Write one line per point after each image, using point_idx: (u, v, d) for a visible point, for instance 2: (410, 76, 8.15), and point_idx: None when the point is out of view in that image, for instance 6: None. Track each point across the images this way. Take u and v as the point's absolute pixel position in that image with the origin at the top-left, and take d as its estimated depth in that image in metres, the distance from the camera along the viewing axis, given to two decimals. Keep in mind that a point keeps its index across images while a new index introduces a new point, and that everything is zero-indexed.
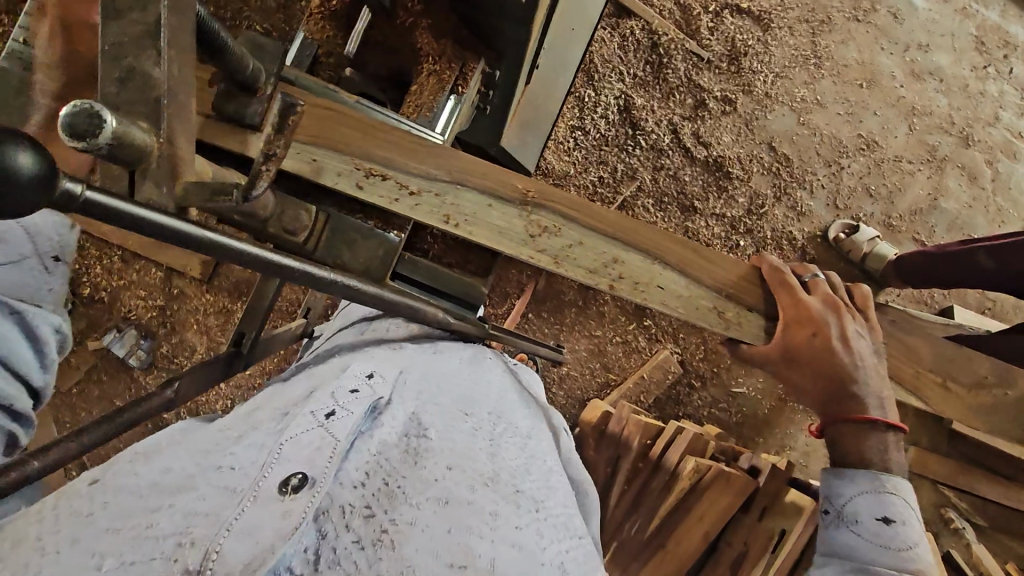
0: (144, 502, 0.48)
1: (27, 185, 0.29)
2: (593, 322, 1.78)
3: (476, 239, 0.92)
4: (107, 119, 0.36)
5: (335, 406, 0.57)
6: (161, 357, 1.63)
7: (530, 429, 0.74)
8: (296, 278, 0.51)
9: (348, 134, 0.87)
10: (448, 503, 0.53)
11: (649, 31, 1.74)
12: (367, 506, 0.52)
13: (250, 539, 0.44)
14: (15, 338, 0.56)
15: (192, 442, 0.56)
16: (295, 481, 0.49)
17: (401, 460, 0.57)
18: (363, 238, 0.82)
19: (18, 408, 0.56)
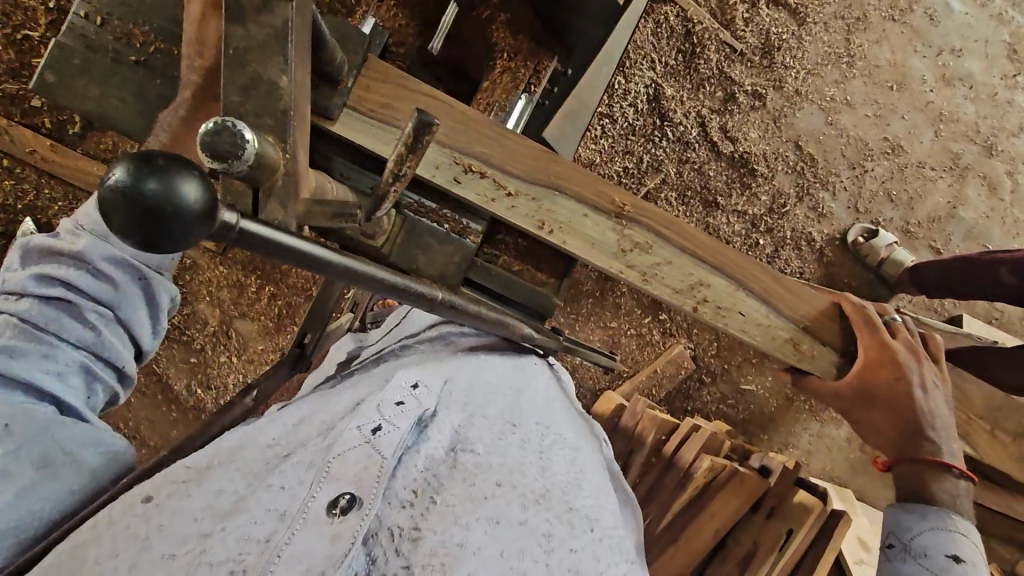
0: (198, 525, 0.45)
1: (194, 220, 0.29)
2: (609, 313, 1.72)
3: (568, 249, 0.97)
4: (249, 137, 0.38)
5: (382, 420, 0.53)
6: (172, 331, 1.55)
7: (573, 435, 0.71)
8: (412, 298, 0.50)
9: (453, 129, 0.89)
10: (499, 523, 0.50)
11: (683, 18, 1.60)
12: (416, 527, 0.47)
13: (300, 566, 0.42)
14: (140, 306, 0.60)
15: (241, 455, 0.52)
16: (344, 502, 0.46)
17: (447, 474, 0.52)
18: (439, 243, 0.87)
19: (128, 370, 0.61)
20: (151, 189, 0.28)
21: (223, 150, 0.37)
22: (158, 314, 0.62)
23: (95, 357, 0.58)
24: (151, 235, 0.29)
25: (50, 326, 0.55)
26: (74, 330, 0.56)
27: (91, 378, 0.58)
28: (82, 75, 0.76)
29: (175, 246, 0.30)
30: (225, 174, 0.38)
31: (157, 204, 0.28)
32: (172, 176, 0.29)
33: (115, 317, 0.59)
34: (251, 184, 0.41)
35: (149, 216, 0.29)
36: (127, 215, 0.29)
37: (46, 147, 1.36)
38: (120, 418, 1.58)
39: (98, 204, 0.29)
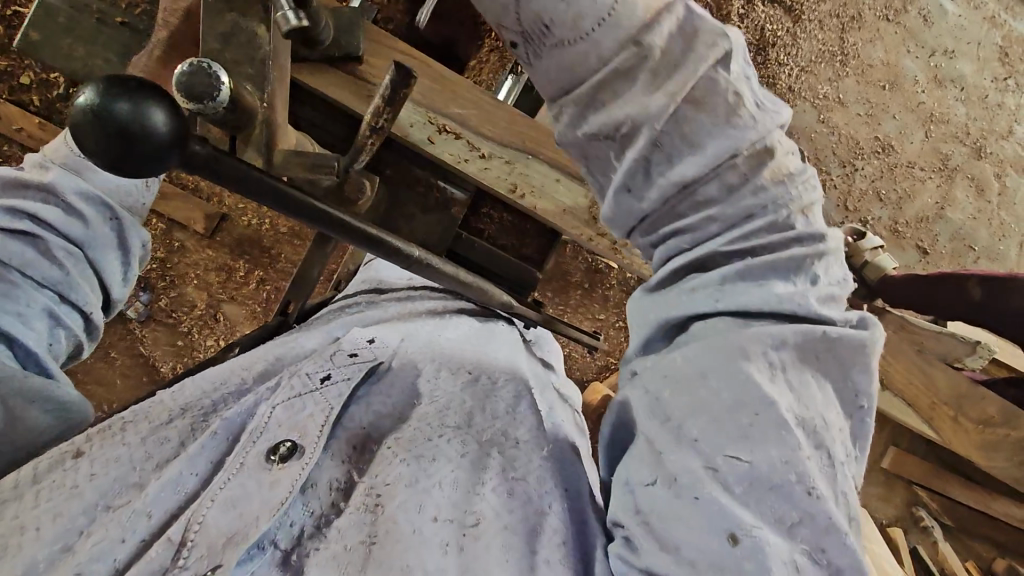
0: (136, 474, 0.54)
1: (160, 148, 0.29)
2: (598, 304, 1.67)
3: (540, 214, 0.96)
4: (224, 79, 0.37)
5: (331, 369, 0.61)
6: (158, 313, 1.54)
7: (539, 377, 0.74)
8: (386, 253, 0.48)
9: (430, 91, 0.93)
10: (437, 461, 0.56)
11: None
12: (349, 479, 0.56)
13: (232, 511, 0.52)
14: (111, 246, 0.66)
15: (190, 406, 0.59)
16: (284, 450, 0.54)
17: (390, 425, 0.60)
18: (420, 211, 0.86)
19: (95, 315, 0.67)
20: (122, 109, 0.28)
21: (199, 91, 0.36)
22: (127, 258, 0.68)
23: (60, 299, 0.63)
24: (118, 154, 0.29)
25: (15, 263, 0.60)
26: (42, 269, 0.62)
27: (55, 322, 0.63)
28: (65, 34, 0.80)
29: (146, 168, 0.30)
30: (201, 115, 0.37)
31: (123, 124, 0.28)
32: (143, 102, 0.29)
33: (84, 255, 0.64)
34: (229, 130, 0.40)
35: (119, 135, 0.28)
36: (98, 134, 0.29)
37: (33, 124, 1.34)
38: (103, 401, 1.55)
39: (68, 125, 0.29)
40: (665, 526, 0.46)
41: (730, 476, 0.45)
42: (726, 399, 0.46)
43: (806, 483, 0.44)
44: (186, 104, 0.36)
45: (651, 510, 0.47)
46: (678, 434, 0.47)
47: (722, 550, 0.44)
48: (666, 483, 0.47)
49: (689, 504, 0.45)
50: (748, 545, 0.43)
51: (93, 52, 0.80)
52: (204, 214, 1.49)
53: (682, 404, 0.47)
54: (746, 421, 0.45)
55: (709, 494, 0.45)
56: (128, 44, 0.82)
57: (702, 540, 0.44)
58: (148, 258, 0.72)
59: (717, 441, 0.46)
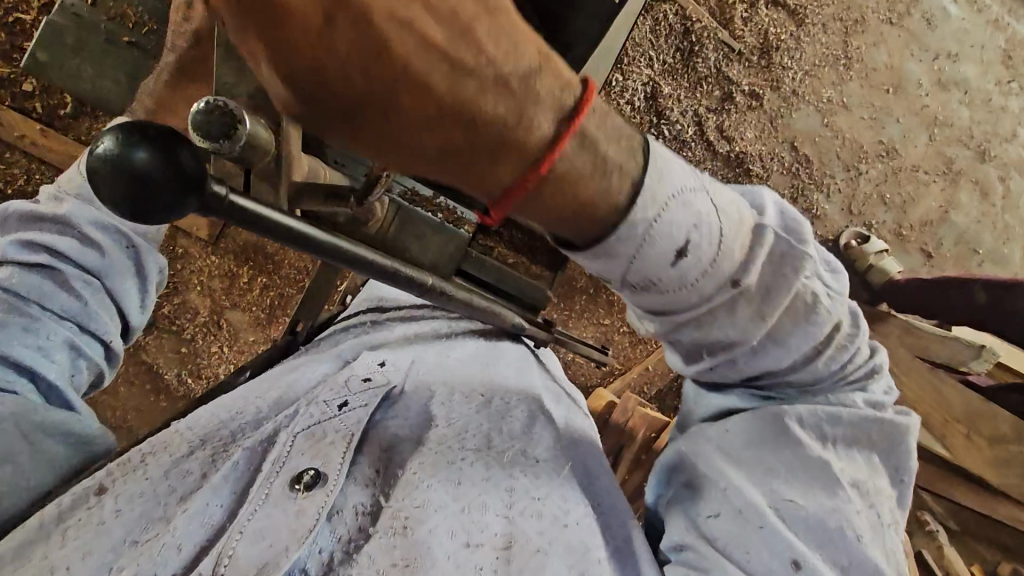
0: (162, 509, 0.55)
1: (180, 194, 0.29)
2: (602, 309, 1.66)
3: (550, 229, 0.99)
4: (239, 116, 0.36)
5: (347, 396, 0.62)
6: (163, 320, 1.53)
7: (554, 386, 0.74)
8: (407, 282, 0.48)
9: None
10: (460, 484, 0.56)
11: (682, 16, 1.60)
12: (375, 503, 0.56)
13: (261, 543, 0.52)
14: (128, 274, 0.66)
15: (209, 437, 0.60)
16: (308, 479, 0.54)
17: (410, 448, 0.60)
18: (432, 231, 0.84)
19: (115, 343, 0.67)
20: (140, 159, 0.28)
21: (215, 130, 0.35)
22: (145, 285, 0.68)
23: (81, 330, 0.64)
24: (137, 203, 0.29)
25: (34, 297, 0.61)
26: (61, 300, 0.62)
27: (77, 353, 0.64)
28: (73, 53, 0.81)
29: (165, 215, 0.30)
30: (216, 154, 0.36)
31: (142, 174, 0.28)
32: (161, 148, 0.29)
33: (102, 285, 0.65)
34: (244, 166, 0.38)
35: (137, 184, 0.28)
36: (114, 184, 0.28)
37: (37, 133, 1.34)
38: (108, 409, 1.55)
39: (85, 170, 0.29)
40: (736, 552, 0.54)
41: (791, 521, 0.54)
42: (787, 454, 0.56)
43: (855, 531, 0.53)
44: (200, 142, 0.36)
45: (722, 537, 0.55)
46: (740, 477, 0.56)
47: (787, 575, 0.52)
48: (736, 514, 0.55)
49: (755, 532, 0.54)
50: (810, 572, 0.51)
51: (100, 69, 0.81)
52: (208, 222, 1.49)
53: (749, 454, 0.57)
54: (807, 475, 0.55)
55: (774, 525, 0.53)
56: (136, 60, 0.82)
57: (771, 565, 0.52)
58: (165, 282, 0.72)
59: (784, 484, 0.55)
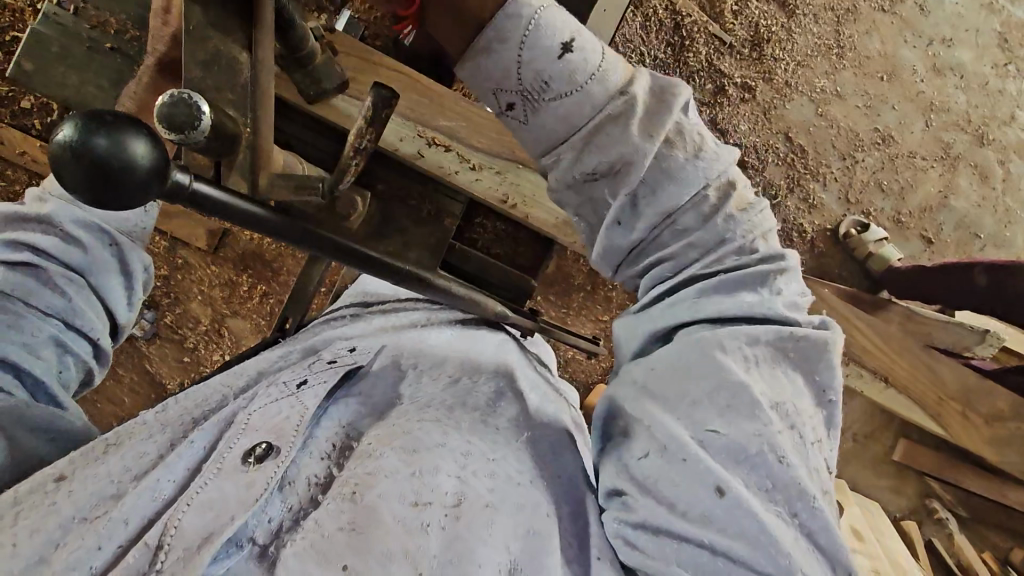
0: (114, 486, 0.55)
1: (143, 179, 0.30)
2: (601, 306, 1.62)
3: (533, 221, 0.98)
4: (206, 109, 0.37)
5: (306, 377, 0.64)
6: (164, 329, 1.55)
7: (531, 373, 0.75)
8: (376, 269, 0.49)
9: (418, 103, 0.93)
10: (414, 451, 0.56)
11: (672, 11, 1.60)
12: (329, 474, 0.57)
13: (207, 514, 0.52)
14: (112, 272, 0.67)
15: (170, 423, 0.62)
16: (260, 451, 0.55)
17: (369, 421, 0.61)
18: (414, 224, 0.90)
19: (102, 341, 0.68)
20: (99, 145, 0.29)
21: (181, 122, 0.36)
22: (130, 283, 0.69)
23: (67, 326, 0.65)
24: (98, 189, 0.29)
25: (19, 294, 0.62)
26: (45, 297, 0.64)
27: (63, 348, 0.65)
28: (60, 62, 0.83)
29: (128, 201, 0.30)
30: (184, 146, 0.37)
31: (102, 158, 0.29)
32: (120, 134, 0.29)
33: (86, 282, 0.66)
34: (213, 157, 0.40)
35: (96, 169, 0.29)
36: (75, 170, 0.29)
37: (36, 148, 1.36)
38: (111, 419, 1.56)
39: (47, 162, 0.29)
40: (658, 489, 0.50)
41: (712, 452, 0.49)
42: (707, 382, 0.51)
43: (778, 453, 0.48)
44: (169, 135, 0.36)
45: (649, 477, 0.51)
46: (659, 409, 0.52)
47: (710, 505, 0.48)
48: (660, 452, 0.51)
49: (677, 466, 0.50)
50: (732, 498, 0.47)
51: (87, 79, 0.83)
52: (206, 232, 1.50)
53: (670, 391, 0.52)
54: (727, 398, 0.50)
55: (697, 456, 0.49)
56: (121, 69, 0.84)
57: (695, 495, 0.48)
58: (153, 282, 0.74)
59: (705, 411, 0.50)
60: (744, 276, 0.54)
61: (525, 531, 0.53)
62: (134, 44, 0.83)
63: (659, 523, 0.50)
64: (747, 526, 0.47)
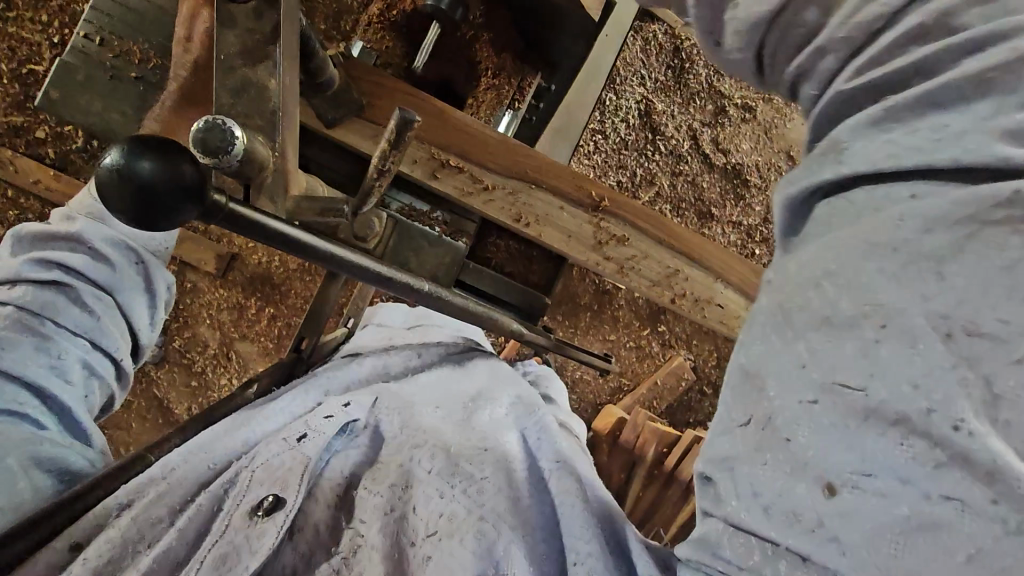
0: (129, 554, 0.55)
1: (191, 202, 0.31)
2: (608, 325, 1.62)
3: (545, 240, 0.99)
4: (238, 135, 0.38)
5: (307, 429, 0.63)
6: (173, 355, 1.55)
7: (526, 395, 0.75)
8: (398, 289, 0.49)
9: (430, 124, 0.93)
10: (407, 485, 0.58)
11: (672, 36, 1.60)
12: (335, 520, 0.58)
13: (220, 569, 0.52)
14: (137, 290, 0.69)
15: (174, 488, 0.59)
16: (267, 504, 0.56)
17: (367, 467, 0.62)
18: (430, 245, 0.86)
19: (125, 361, 0.70)
20: (146, 169, 0.30)
21: (213, 147, 0.37)
22: (154, 301, 0.72)
23: (93, 345, 0.66)
24: (141, 207, 0.31)
25: (48, 313, 0.63)
26: (73, 316, 0.64)
27: (90, 372, 0.66)
28: (84, 90, 0.85)
29: (176, 223, 0.32)
30: (216, 169, 0.38)
31: (155, 183, 0.30)
32: (173, 160, 0.31)
33: (113, 302, 0.67)
34: (242, 180, 0.41)
35: (140, 190, 0.30)
36: (126, 194, 0.30)
37: (49, 176, 1.38)
38: (121, 444, 1.57)
39: (95, 182, 0.31)
40: (750, 473, 0.38)
41: (854, 421, 0.34)
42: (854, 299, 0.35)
43: (952, 415, 0.33)
44: (204, 159, 0.38)
45: (737, 461, 0.39)
46: (775, 368, 0.37)
47: (813, 502, 0.36)
48: (761, 425, 0.38)
49: (776, 449, 0.37)
50: (850, 496, 0.35)
51: (109, 105, 0.85)
52: (215, 256, 1.51)
53: (797, 320, 0.37)
54: (873, 334, 0.34)
55: (810, 439, 0.36)
56: (144, 97, 0.86)
57: (793, 490, 0.36)
58: (172, 302, 0.75)
59: (844, 359, 0.35)
60: (935, 89, 0.36)
61: (512, 537, 0.53)
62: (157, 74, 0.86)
63: (738, 517, 0.39)
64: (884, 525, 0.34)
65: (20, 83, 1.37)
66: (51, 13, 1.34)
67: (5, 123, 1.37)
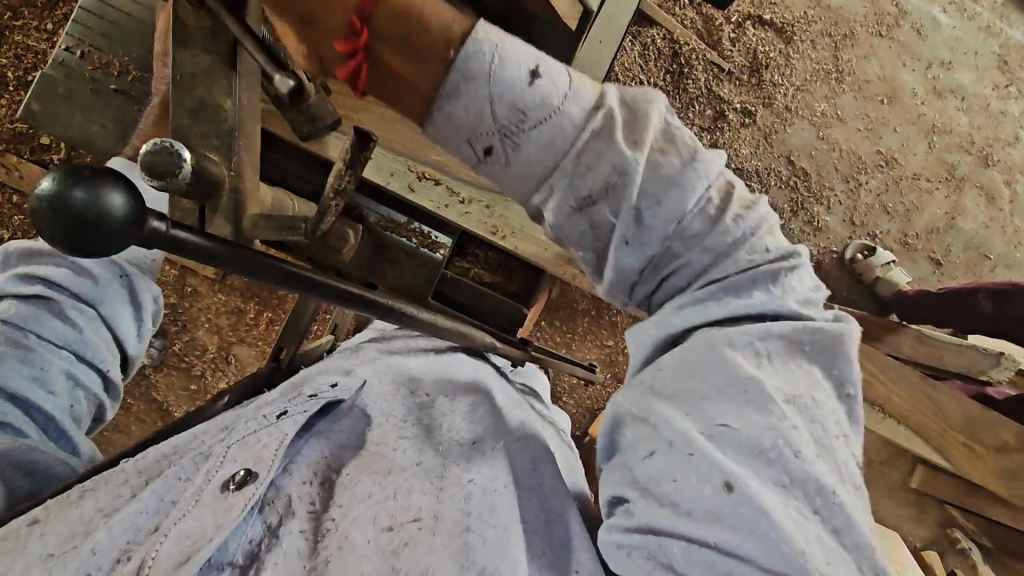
0: (84, 524, 0.54)
1: (118, 229, 0.30)
2: (605, 330, 1.60)
3: (521, 252, 0.99)
4: (186, 156, 0.38)
5: (288, 408, 0.63)
6: (171, 357, 1.57)
7: (513, 394, 0.77)
8: (370, 307, 0.50)
9: (407, 136, 0.96)
10: (389, 473, 0.60)
11: (670, 40, 1.60)
12: (312, 501, 0.58)
13: (185, 540, 0.51)
14: (123, 303, 0.70)
15: (146, 467, 0.60)
16: (240, 478, 0.55)
17: (350, 454, 0.63)
18: (406, 255, 0.90)
19: (112, 372, 0.70)
20: (78, 199, 0.29)
21: (161, 168, 0.37)
22: (140, 313, 0.72)
23: (78, 357, 0.67)
24: (75, 236, 0.30)
25: (31, 326, 0.64)
26: (57, 328, 0.66)
27: (75, 382, 0.67)
28: (63, 103, 0.87)
29: (105, 250, 0.31)
30: (164, 191, 0.38)
31: (79, 211, 0.29)
32: (98, 188, 0.30)
33: (97, 313, 0.69)
34: (196, 199, 0.41)
35: (73, 221, 0.30)
36: (54, 223, 0.30)
37: None
38: (119, 448, 1.58)
39: (26, 212, 0.30)
40: (661, 489, 0.48)
41: (722, 447, 0.47)
42: (717, 380, 0.49)
43: (791, 446, 0.46)
44: (152, 182, 0.38)
45: (648, 480, 0.49)
46: (668, 408, 0.50)
47: (716, 501, 0.46)
48: (666, 449, 0.49)
49: (684, 463, 0.47)
50: (740, 492, 0.45)
51: (92, 119, 0.87)
52: None
53: (676, 388, 0.51)
54: (737, 394, 0.48)
55: (702, 452, 0.47)
56: (128, 110, 0.88)
57: (697, 492, 0.46)
58: (162, 313, 0.77)
59: (715, 407, 0.49)
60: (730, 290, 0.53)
61: (496, 534, 0.56)
62: (144, 86, 0.88)
63: (660, 523, 0.47)
64: (760, 521, 0.45)
65: (24, 89, 1.39)
66: (55, 21, 1.37)
67: (9, 130, 1.40)
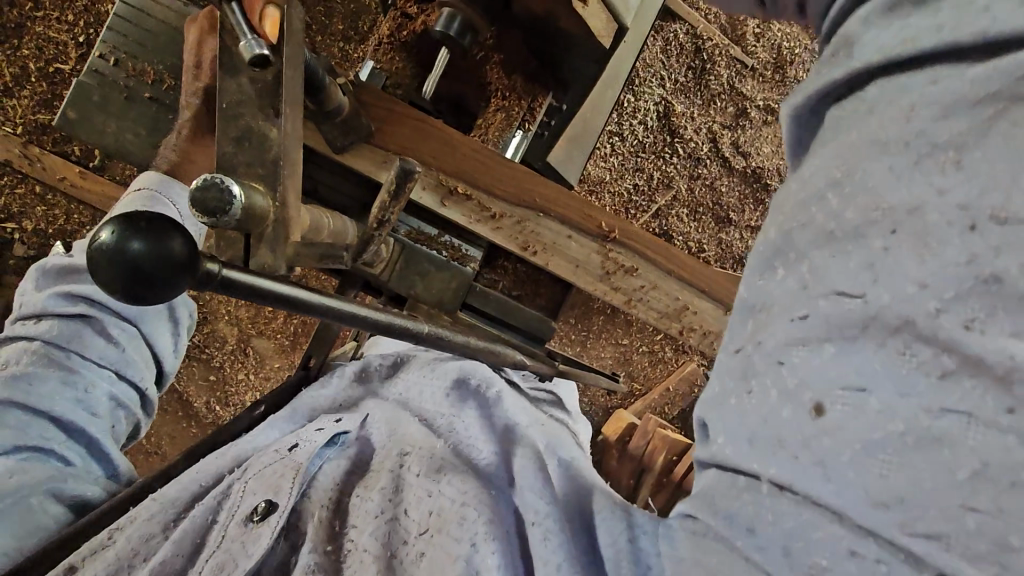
0: (121, 573, 0.54)
1: (178, 270, 0.31)
2: (620, 329, 1.55)
3: (551, 268, 1.00)
4: (236, 191, 0.39)
5: (299, 440, 0.65)
6: (193, 351, 1.59)
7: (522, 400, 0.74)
8: (390, 329, 0.47)
9: (437, 148, 0.94)
10: (398, 488, 0.57)
11: (693, 36, 1.51)
12: (329, 522, 0.56)
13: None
14: (162, 320, 0.73)
15: (168, 501, 0.59)
16: (261, 510, 0.55)
17: (362, 474, 0.62)
18: (436, 269, 0.91)
19: (149, 390, 0.72)
20: (136, 248, 0.30)
21: (211, 205, 0.38)
22: (176, 329, 0.75)
23: (119, 375, 0.69)
24: (134, 283, 0.31)
25: (74, 346, 0.66)
26: (100, 348, 0.67)
27: (116, 403, 0.69)
28: (100, 111, 0.87)
29: (165, 296, 0.31)
30: (215, 227, 0.40)
31: (137, 259, 0.30)
32: (157, 234, 0.31)
33: (137, 332, 0.71)
34: (242, 232, 0.42)
35: (133, 270, 0.30)
36: (111, 270, 0.30)
37: (75, 173, 1.40)
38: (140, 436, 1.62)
39: (86, 257, 0.31)
40: (728, 409, 0.36)
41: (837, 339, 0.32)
42: (861, 208, 0.32)
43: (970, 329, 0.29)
44: (202, 219, 0.39)
45: (722, 396, 0.36)
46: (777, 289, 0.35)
47: (797, 427, 0.32)
48: (748, 353, 0.35)
49: (761, 380, 0.34)
50: (840, 421, 0.31)
51: (125, 126, 0.87)
52: None
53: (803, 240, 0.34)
54: (881, 243, 0.31)
55: (798, 363, 0.33)
56: (155, 115, 0.88)
57: (772, 412, 0.33)
58: (193, 329, 0.79)
59: (846, 267, 0.32)
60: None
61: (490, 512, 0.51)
62: (173, 91, 0.88)
63: (724, 454, 0.36)
64: (878, 450, 0.30)
65: (47, 81, 1.40)
66: (76, 13, 1.36)
67: (34, 122, 1.41)
